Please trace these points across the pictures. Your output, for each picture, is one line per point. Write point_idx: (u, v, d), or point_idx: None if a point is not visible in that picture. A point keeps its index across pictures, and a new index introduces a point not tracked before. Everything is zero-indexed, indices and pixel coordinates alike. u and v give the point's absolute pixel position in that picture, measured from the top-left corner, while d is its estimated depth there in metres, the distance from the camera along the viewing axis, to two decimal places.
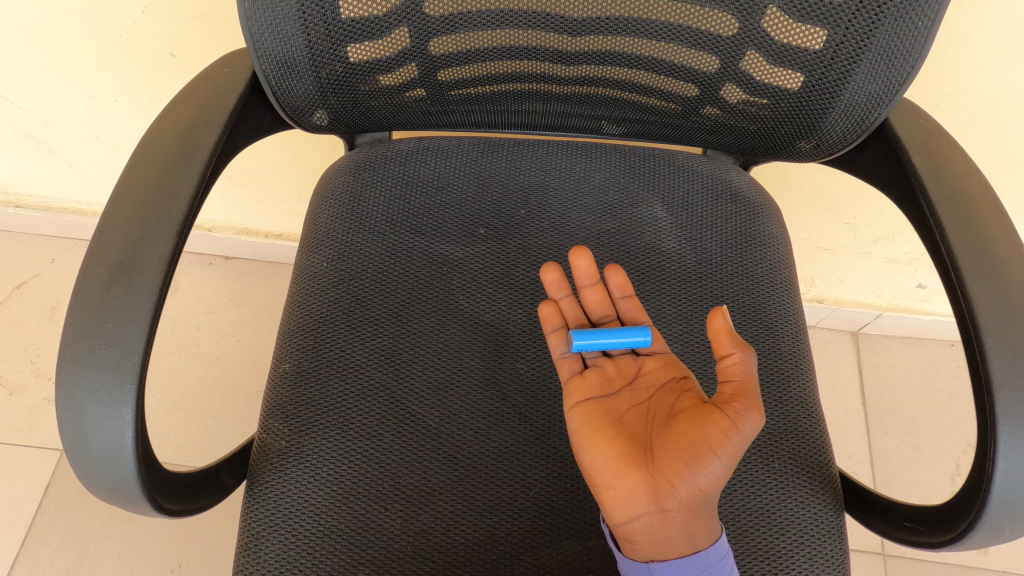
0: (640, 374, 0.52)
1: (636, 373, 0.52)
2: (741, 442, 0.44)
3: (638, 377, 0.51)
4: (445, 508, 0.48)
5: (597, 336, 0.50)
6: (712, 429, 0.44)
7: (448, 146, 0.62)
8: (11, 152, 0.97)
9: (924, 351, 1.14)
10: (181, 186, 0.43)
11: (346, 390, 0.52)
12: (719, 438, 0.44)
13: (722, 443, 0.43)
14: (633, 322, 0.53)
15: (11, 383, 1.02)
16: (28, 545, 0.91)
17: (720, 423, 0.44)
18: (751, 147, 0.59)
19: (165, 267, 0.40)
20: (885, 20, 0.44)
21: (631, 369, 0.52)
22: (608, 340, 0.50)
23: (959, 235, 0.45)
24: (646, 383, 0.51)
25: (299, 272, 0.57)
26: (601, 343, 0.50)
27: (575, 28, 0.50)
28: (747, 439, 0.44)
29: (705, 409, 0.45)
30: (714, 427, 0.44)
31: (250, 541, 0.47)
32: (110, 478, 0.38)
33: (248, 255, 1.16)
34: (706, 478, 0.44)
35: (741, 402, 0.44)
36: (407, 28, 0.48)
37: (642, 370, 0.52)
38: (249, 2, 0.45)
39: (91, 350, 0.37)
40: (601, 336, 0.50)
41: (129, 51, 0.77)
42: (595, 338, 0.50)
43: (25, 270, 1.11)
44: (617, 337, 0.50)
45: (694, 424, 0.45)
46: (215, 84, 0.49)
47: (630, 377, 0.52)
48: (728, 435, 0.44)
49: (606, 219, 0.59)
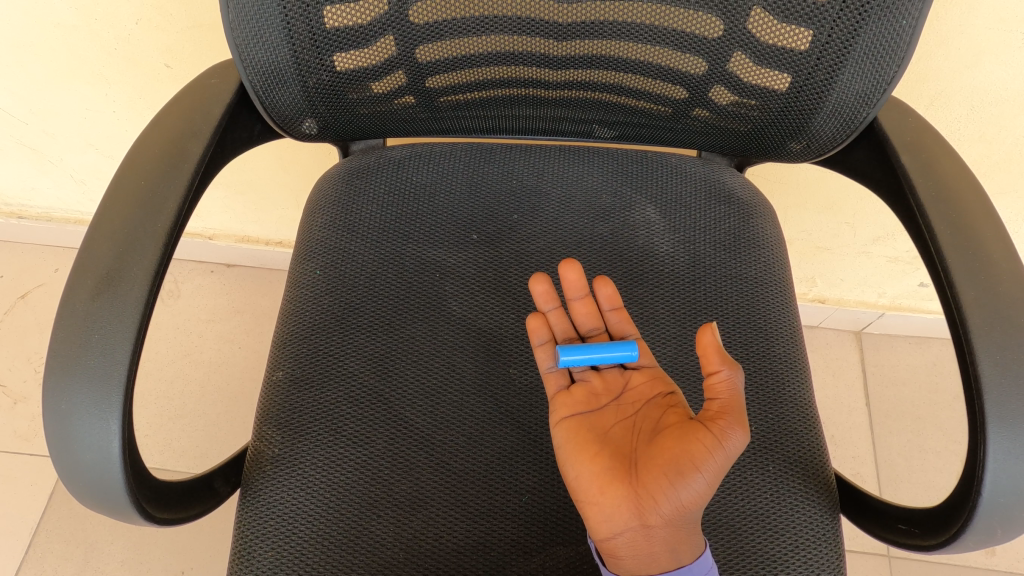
0: (627, 388, 0.51)
1: (623, 388, 0.51)
2: (725, 460, 0.43)
3: (625, 392, 0.51)
4: (437, 514, 0.48)
5: (583, 351, 0.50)
6: (696, 447, 0.44)
7: (440, 152, 0.62)
8: (11, 163, 0.98)
9: (928, 350, 1.13)
10: (169, 197, 0.43)
11: (339, 397, 0.52)
12: (703, 455, 0.43)
13: (706, 461, 0.43)
14: (622, 335, 0.53)
15: (15, 393, 1.03)
16: (32, 553, 0.91)
17: (705, 441, 0.43)
18: (742, 149, 0.59)
19: (152, 279, 0.40)
20: (869, 20, 0.44)
21: (617, 385, 0.52)
22: (594, 354, 0.50)
23: (948, 234, 0.45)
24: (633, 398, 0.51)
25: (292, 281, 0.58)
26: (588, 358, 0.50)
27: (560, 32, 0.50)
28: (731, 456, 0.44)
29: (689, 425, 0.45)
30: (699, 444, 0.43)
31: (243, 549, 0.47)
32: (98, 489, 0.38)
33: (249, 262, 1.17)
34: (688, 495, 0.43)
35: (726, 420, 0.44)
36: (392, 36, 0.49)
37: (629, 384, 0.51)
38: (233, 14, 0.45)
39: (79, 362, 0.38)
40: (588, 351, 0.50)
41: (125, 63, 0.78)
42: (582, 353, 0.50)
43: (29, 280, 1.12)
44: (603, 351, 0.50)
45: (677, 441, 0.44)
46: (202, 96, 0.50)
47: (616, 392, 0.51)
48: (712, 453, 0.43)
49: (598, 222, 0.59)
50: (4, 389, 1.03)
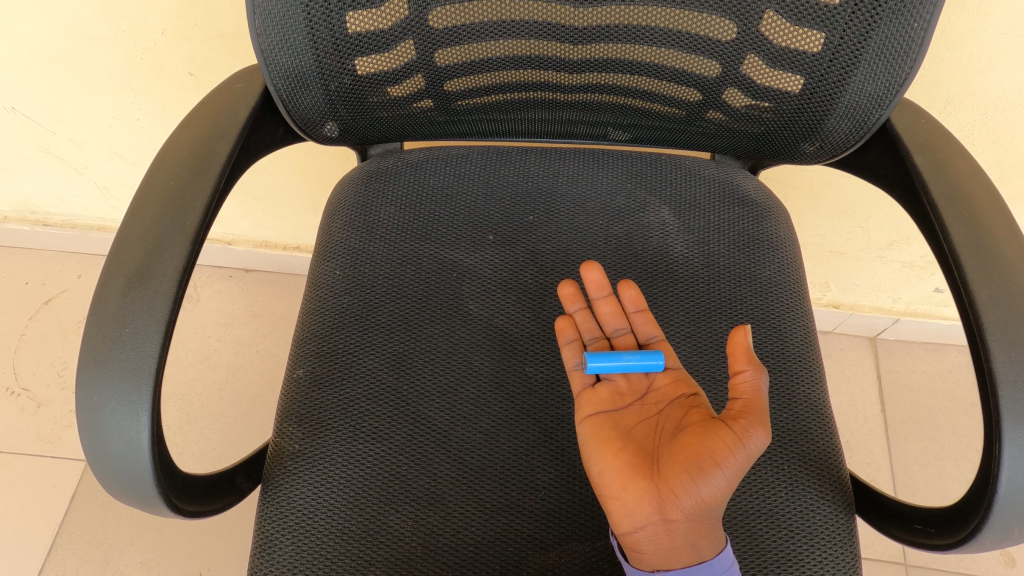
0: (651, 389, 0.52)
1: (647, 389, 0.52)
2: (746, 459, 0.44)
3: (648, 393, 0.52)
4: (455, 509, 0.49)
5: (612, 359, 0.50)
6: (716, 444, 0.44)
7: (457, 155, 0.63)
8: (38, 171, 1.00)
9: (944, 356, 1.13)
10: (197, 196, 0.44)
11: (358, 394, 0.53)
12: (723, 452, 0.44)
13: (727, 458, 0.43)
14: (646, 339, 0.54)
15: (39, 396, 1.05)
16: (53, 554, 0.93)
17: (726, 438, 0.44)
18: (755, 150, 0.59)
19: (181, 274, 0.41)
20: (882, 22, 0.44)
21: (642, 386, 0.53)
22: (623, 363, 0.50)
23: (962, 233, 0.45)
24: (656, 399, 0.52)
25: (312, 281, 0.59)
26: (619, 366, 0.50)
27: (576, 36, 0.51)
28: (753, 456, 0.44)
29: (712, 424, 0.45)
30: (720, 442, 0.44)
31: (264, 542, 0.48)
32: (128, 479, 0.39)
33: (267, 267, 1.18)
34: (709, 493, 0.44)
35: (748, 419, 0.44)
36: (411, 41, 0.50)
37: (653, 386, 0.52)
38: (259, 19, 0.46)
39: (111, 355, 0.39)
40: (617, 358, 0.50)
41: (150, 73, 0.80)
42: (610, 360, 0.50)
43: (52, 286, 1.15)
44: (631, 360, 0.50)
45: (699, 438, 0.45)
46: (229, 99, 0.51)
47: (640, 392, 0.52)
48: (733, 451, 0.43)
49: (613, 224, 0.60)
50: (27, 393, 1.05)
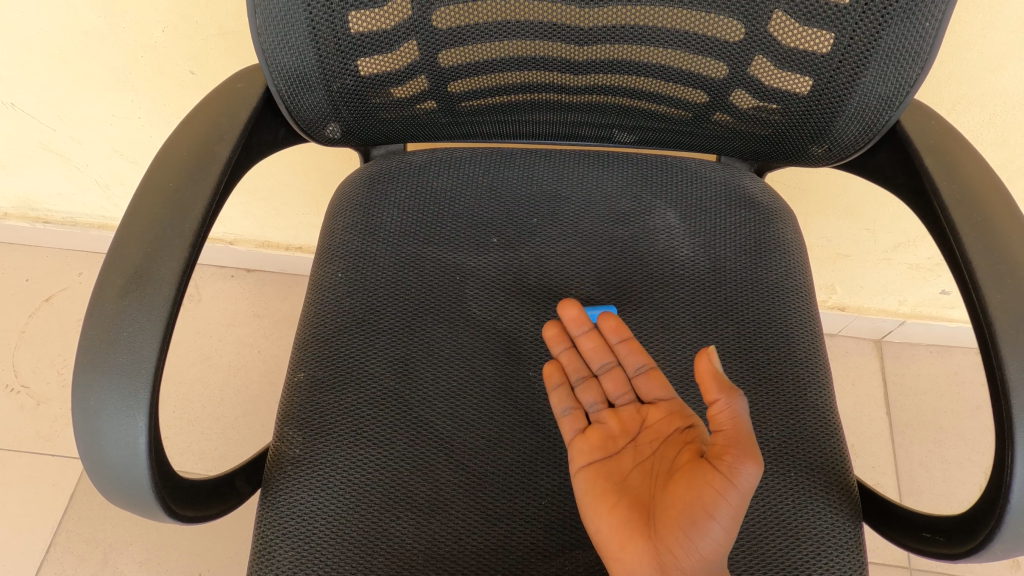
0: (643, 426, 0.51)
1: (641, 426, 0.51)
2: (742, 498, 0.42)
3: (641, 433, 0.51)
4: (457, 516, 0.48)
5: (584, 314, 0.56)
6: (707, 491, 0.42)
7: (461, 156, 0.63)
8: (37, 169, 1.00)
9: (950, 358, 1.12)
10: (196, 199, 0.44)
11: (359, 399, 0.52)
12: (714, 500, 0.42)
13: (719, 504, 0.42)
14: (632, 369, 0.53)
15: (38, 394, 1.04)
16: (52, 552, 0.93)
17: (714, 483, 0.42)
18: (762, 153, 0.59)
19: (179, 277, 0.41)
20: (892, 23, 0.44)
21: (635, 424, 0.51)
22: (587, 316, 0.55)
23: (974, 238, 0.44)
24: (650, 439, 0.50)
25: (314, 284, 0.58)
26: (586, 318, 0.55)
27: (581, 36, 0.50)
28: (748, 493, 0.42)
29: (700, 465, 0.43)
30: (709, 488, 0.42)
31: (263, 547, 0.48)
32: (124, 484, 0.39)
33: (268, 267, 1.18)
34: (708, 546, 0.42)
35: (734, 453, 0.42)
36: (415, 42, 0.49)
37: (647, 422, 0.51)
38: (260, 19, 0.45)
39: (107, 359, 0.38)
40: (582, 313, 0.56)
41: (151, 71, 0.80)
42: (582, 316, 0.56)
43: (52, 283, 1.14)
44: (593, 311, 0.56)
45: (688, 487, 0.43)
46: (228, 100, 0.50)
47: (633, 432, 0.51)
48: (724, 495, 0.42)
49: (617, 226, 0.59)
50: (27, 391, 1.04)
